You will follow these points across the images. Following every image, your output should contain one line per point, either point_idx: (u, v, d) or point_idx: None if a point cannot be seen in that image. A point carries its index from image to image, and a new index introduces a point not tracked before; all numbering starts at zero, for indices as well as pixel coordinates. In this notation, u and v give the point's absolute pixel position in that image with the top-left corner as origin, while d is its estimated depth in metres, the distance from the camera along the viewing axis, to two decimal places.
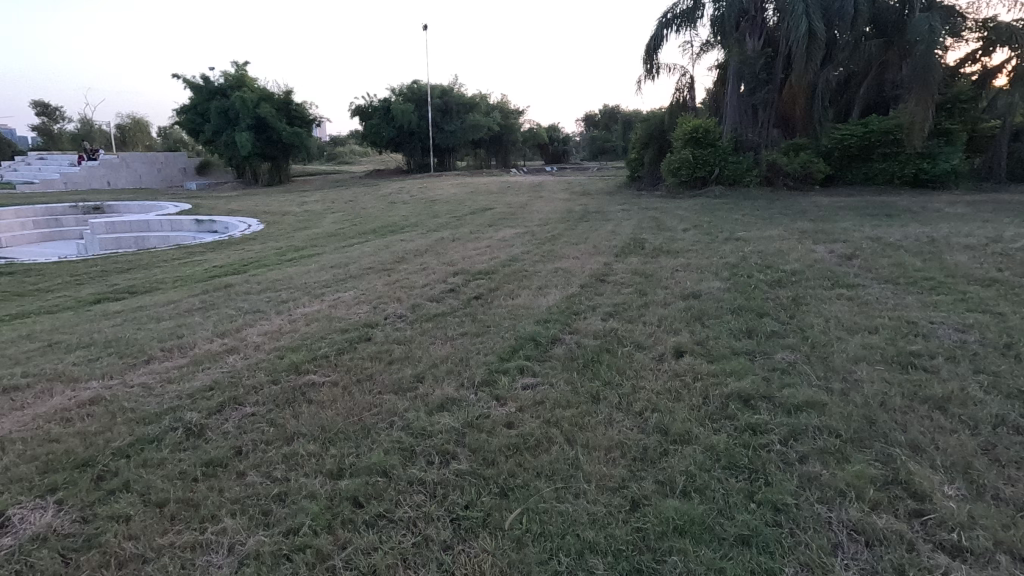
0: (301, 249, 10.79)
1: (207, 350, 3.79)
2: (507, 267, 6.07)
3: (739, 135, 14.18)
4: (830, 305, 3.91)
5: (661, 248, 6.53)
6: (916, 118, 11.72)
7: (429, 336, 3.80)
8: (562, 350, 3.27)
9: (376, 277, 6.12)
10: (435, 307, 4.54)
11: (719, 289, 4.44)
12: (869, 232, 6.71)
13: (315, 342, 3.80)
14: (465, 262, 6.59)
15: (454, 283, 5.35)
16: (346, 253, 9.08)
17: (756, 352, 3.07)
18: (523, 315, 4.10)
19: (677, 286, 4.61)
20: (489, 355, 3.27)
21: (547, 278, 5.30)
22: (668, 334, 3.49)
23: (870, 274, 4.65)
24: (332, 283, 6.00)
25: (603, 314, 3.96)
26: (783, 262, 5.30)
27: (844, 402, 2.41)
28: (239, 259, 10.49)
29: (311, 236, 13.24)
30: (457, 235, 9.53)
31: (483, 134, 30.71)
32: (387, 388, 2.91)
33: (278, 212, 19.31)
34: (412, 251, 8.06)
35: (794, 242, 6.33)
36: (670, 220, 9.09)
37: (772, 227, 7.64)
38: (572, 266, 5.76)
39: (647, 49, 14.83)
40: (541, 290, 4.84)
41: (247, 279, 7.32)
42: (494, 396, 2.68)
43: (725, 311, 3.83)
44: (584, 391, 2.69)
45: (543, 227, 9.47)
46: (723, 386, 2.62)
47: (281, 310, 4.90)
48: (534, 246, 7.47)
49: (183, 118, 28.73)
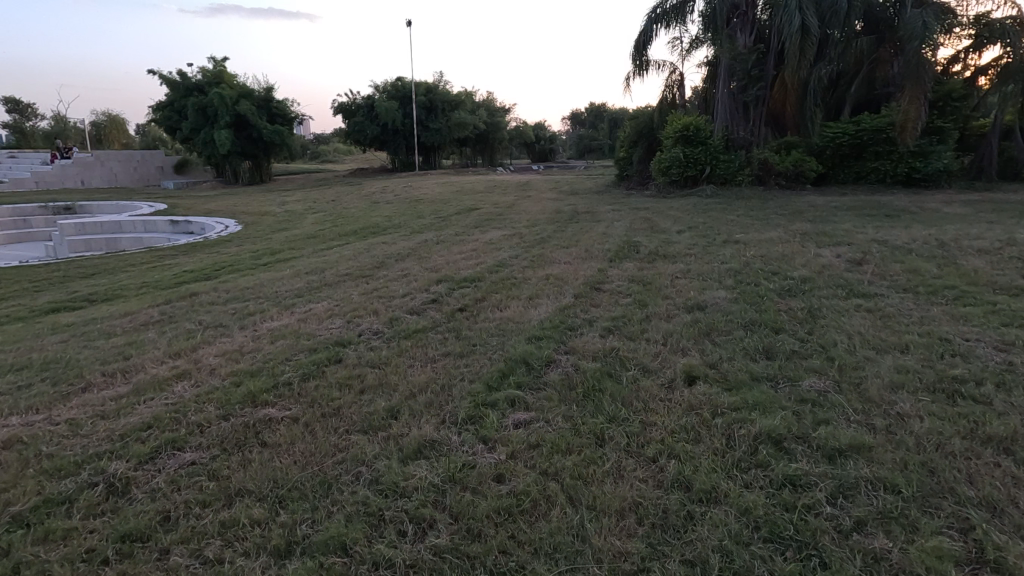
0: (279, 252, 10.29)
1: (154, 375, 3.34)
2: (495, 273, 5.67)
3: (730, 133, 13.68)
4: (849, 317, 3.56)
5: (657, 252, 6.17)
6: (909, 116, 11.54)
7: (407, 357, 3.39)
8: (557, 376, 2.87)
9: (354, 285, 5.69)
10: (416, 320, 4.13)
11: (725, 299, 4.08)
12: (873, 234, 6.42)
13: (278, 365, 3.36)
14: (450, 268, 6.19)
15: (437, 293, 4.94)
16: (324, 256, 8.61)
17: (778, 378, 2.70)
18: (514, 331, 3.70)
19: (679, 296, 4.25)
20: (475, 382, 2.86)
21: (537, 286, 4.92)
22: (676, 354, 3.10)
23: (885, 282, 4.33)
24: (305, 292, 5.57)
25: (601, 330, 3.58)
26: (789, 267, 4.97)
27: (895, 445, 2.05)
28: (211, 263, 9.94)
29: (290, 237, 12.73)
30: (442, 236, 9.11)
31: (469, 132, 30.26)
32: (355, 426, 2.49)
33: (258, 212, 18.74)
34: (394, 254, 7.63)
35: (797, 245, 6.02)
36: (663, 221, 8.74)
37: (770, 229, 7.34)
38: (564, 273, 5.38)
39: (636, 44, 14.46)
40: (531, 301, 4.46)
41: (216, 286, 6.85)
42: (481, 438, 2.28)
43: (736, 327, 3.47)
44: (586, 430, 2.30)
45: (532, 229, 9.07)
46: (748, 423, 2.25)
47: (246, 324, 4.45)
48: (524, 249, 7.09)
49: (158, 115, 27.86)
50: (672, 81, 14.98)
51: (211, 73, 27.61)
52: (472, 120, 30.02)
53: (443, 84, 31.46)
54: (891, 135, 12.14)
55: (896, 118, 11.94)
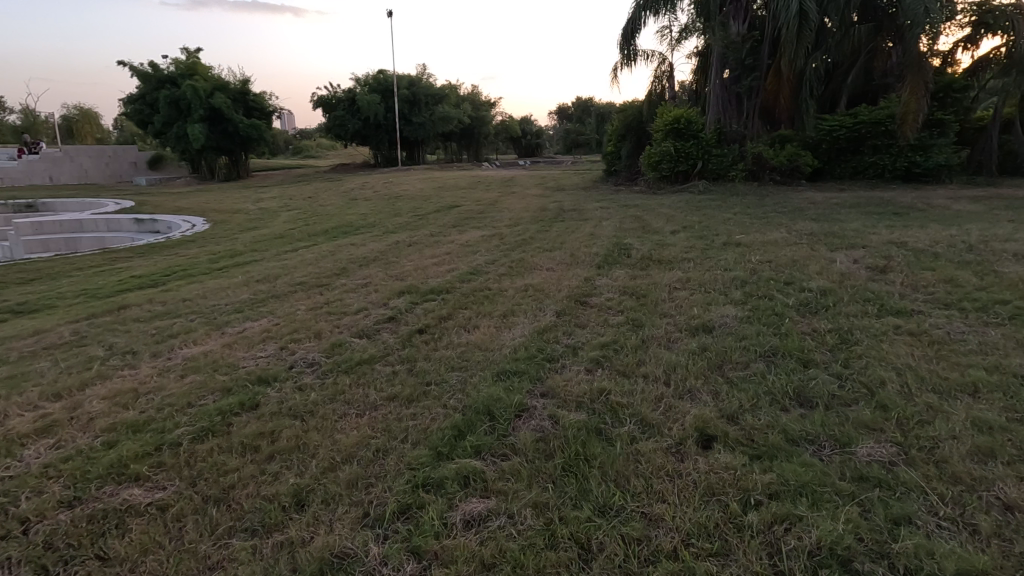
0: (241, 254, 9.50)
1: (11, 429, 2.58)
2: (467, 282, 4.97)
3: (723, 125, 13.06)
4: (891, 344, 2.91)
5: (651, 257, 5.49)
6: (910, 108, 10.99)
7: (342, 401, 2.67)
8: (528, 436, 2.17)
9: (306, 297, 4.95)
10: (365, 347, 3.41)
11: (735, 318, 3.42)
12: (888, 235, 5.79)
13: (173, 413, 2.62)
14: (418, 276, 5.46)
15: (395, 308, 4.22)
16: (286, 260, 7.83)
17: (823, 440, 2.04)
18: (480, 362, 3.00)
19: (681, 314, 3.59)
20: (420, 448, 2.16)
21: (514, 300, 4.21)
22: (682, 402, 2.43)
23: (920, 295, 3.68)
24: (248, 306, 4.81)
25: (588, 362, 2.89)
26: (803, 275, 4.32)
27: (1016, 572, 1.41)
28: (165, 266, 9.12)
29: (258, 237, 11.92)
30: (416, 237, 8.39)
31: (453, 127, 29.44)
32: (245, 525, 1.78)
33: (230, 210, 17.86)
34: (362, 258, 6.91)
35: (806, 249, 5.37)
36: (655, 220, 8.10)
37: (772, 228, 6.70)
38: (546, 283, 4.68)
39: (624, 32, 13.73)
40: (504, 320, 3.75)
41: (156, 295, 6.07)
42: (413, 552, 1.61)
43: (753, 361, 2.79)
44: (565, 537, 1.63)
45: (514, 229, 8.37)
46: (797, 525, 1.59)
47: (161, 350, 3.68)
48: (503, 253, 6.38)
49: (128, 108, 26.67)
50: (662, 71, 14.27)
51: (184, 64, 26.41)
52: (456, 114, 29.19)
53: (426, 77, 30.54)
54: (891, 128, 11.59)
55: (896, 110, 11.37)
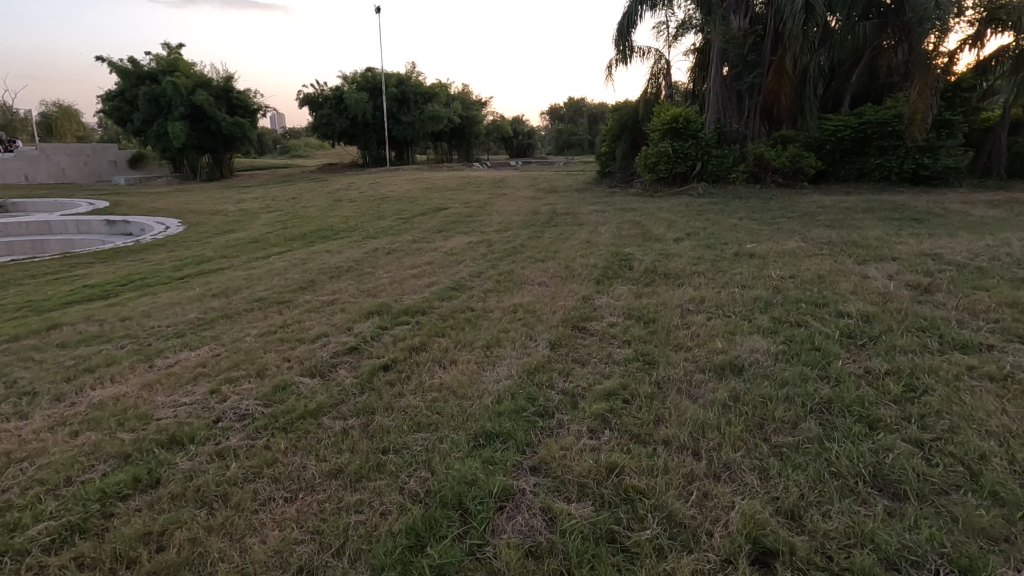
0: (209, 261, 8.77)
1: None
2: (447, 300, 4.34)
3: (722, 126, 12.51)
4: (973, 394, 2.31)
5: (656, 270, 4.89)
6: (919, 108, 10.47)
7: (271, 477, 2.03)
8: (513, 551, 1.56)
9: (262, 318, 4.29)
10: (316, 390, 2.76)
11: (767, 355, 2.81)
12: (917, 246, 5.22)
13: (38, 499, 1.95)
14: (393, 291, 4.81)
15: (361, 335, 3.58)
16: (254, 268, 7.15)
17: (934, 563, 1.45)
18: (455, 418, 2.37)
19: (701, 348, 2.98)
20: (360, 570, 1.54)
21: (500, 325, 3.57)
22: (721, 485, 1.82)
23: (985, 323, 3.09)
24: (192, 328, 4.13)
25: (590, 419, 2.27)
26: (836, 295, 3.73)
27: None
28: (125, 274, 8.37)
29: (232, 241, 11.16)
30: (397, 244, 7.75)
31: (443, 126, 28.71)
32: None
33: (209, 211, 17.09)
34: (335, 268, 6.25)
35: (830, 261, 4.78)
36: (656, 225, 7.51)
37: (786, 237, 6.10)
38: (537, 302, 4.05)
39: (620, 27, 13.13)
40: (488, 353, 3.12)
41: (98, 311, 5.38)
42: None
43: (803, 420, 2.19)
44: None
45: (504, 234, 7.74)
46: None
47: (66, 391, 3.00)
48: (490, 263, 5.75)
49: (107, 105, 25.64)
50: (659, 68, 13.67)
51: (165, 60, 25.48)
52: (447, 113, 28.51)
53: (416, 75, 29.82)
54: (898, 129, 11.09)
55: (904, 111, 10.86)
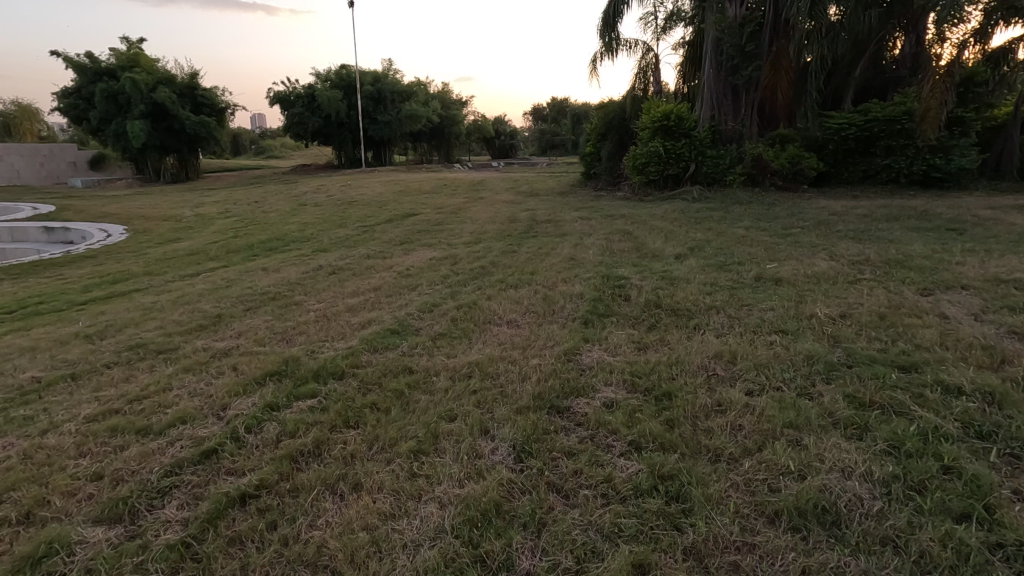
0: (128, 279, 7.42)
1: None
2: (377, 354, 3.14)
3: (716, 122, 11.49)
4: None
5: (660, 302, 3.77)
6: (933, 104, 9.36)
7: None
8: None
9: (120, 380, 3.07)
10: (93, 567, 1.56)
11: (871, 488, 1.67)
12: (981, 267, 4.16)
13: None
14: (316, 335, 3.63)
15: (231, 423, 2.37)
16: (169, 291, 5.89)
17: None
18: None
19: (755, 462, 1.85)
20: None
21: (442, 405, 2.39)
22: None
23: None
24: (7, 402, 2.88)
25: None
26: (925, 353, 2.62)
27: None
28: (24, 296, 6.99)
29: (171, 253, 9.82)
30: (348, 259, 6.56)
31: (421, 126, 27.40)
32: None
33: (161, 216, 15.59)
34: (259, 294, 5.04)
35: (883, 291, 3.70)
36: (650, 237, 6.42)
37: (810, 254, 5.01)
38: (501, 359, 2.89)
39: (606, 17, 12.03)
40: (414, 469, 1.95)
41: None
42: None
43: None
44: None
45: (474, 248, 6.58)
46: None
47: None
48: (450, 290, 4.59)
49: (61, 102, 23.75)
50: (648, 62, 12.61)
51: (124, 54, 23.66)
52: (425, 112, 27.25)
53: (392, 73, 28.55)
54: (908, 127, 10.14)
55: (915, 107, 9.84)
